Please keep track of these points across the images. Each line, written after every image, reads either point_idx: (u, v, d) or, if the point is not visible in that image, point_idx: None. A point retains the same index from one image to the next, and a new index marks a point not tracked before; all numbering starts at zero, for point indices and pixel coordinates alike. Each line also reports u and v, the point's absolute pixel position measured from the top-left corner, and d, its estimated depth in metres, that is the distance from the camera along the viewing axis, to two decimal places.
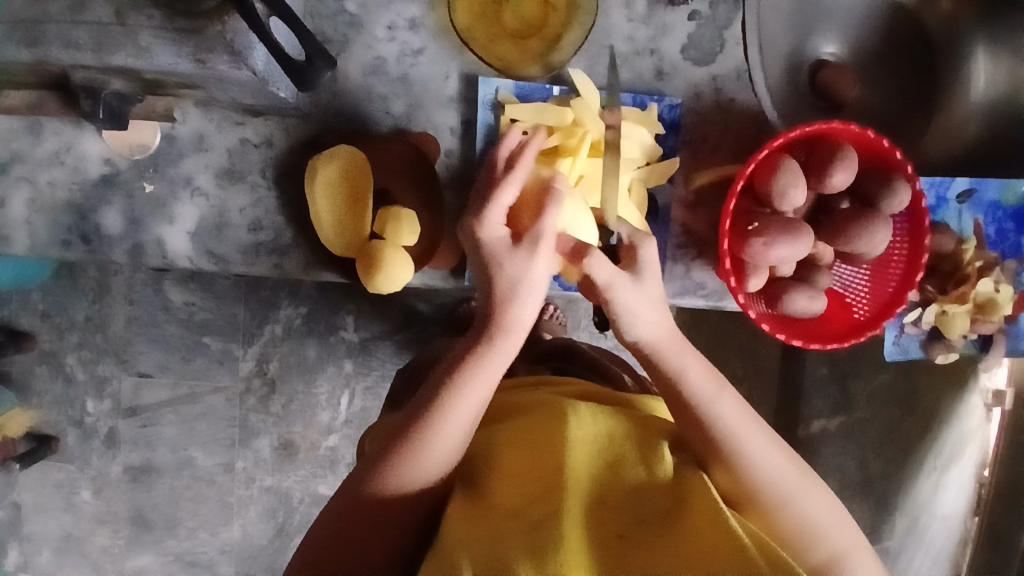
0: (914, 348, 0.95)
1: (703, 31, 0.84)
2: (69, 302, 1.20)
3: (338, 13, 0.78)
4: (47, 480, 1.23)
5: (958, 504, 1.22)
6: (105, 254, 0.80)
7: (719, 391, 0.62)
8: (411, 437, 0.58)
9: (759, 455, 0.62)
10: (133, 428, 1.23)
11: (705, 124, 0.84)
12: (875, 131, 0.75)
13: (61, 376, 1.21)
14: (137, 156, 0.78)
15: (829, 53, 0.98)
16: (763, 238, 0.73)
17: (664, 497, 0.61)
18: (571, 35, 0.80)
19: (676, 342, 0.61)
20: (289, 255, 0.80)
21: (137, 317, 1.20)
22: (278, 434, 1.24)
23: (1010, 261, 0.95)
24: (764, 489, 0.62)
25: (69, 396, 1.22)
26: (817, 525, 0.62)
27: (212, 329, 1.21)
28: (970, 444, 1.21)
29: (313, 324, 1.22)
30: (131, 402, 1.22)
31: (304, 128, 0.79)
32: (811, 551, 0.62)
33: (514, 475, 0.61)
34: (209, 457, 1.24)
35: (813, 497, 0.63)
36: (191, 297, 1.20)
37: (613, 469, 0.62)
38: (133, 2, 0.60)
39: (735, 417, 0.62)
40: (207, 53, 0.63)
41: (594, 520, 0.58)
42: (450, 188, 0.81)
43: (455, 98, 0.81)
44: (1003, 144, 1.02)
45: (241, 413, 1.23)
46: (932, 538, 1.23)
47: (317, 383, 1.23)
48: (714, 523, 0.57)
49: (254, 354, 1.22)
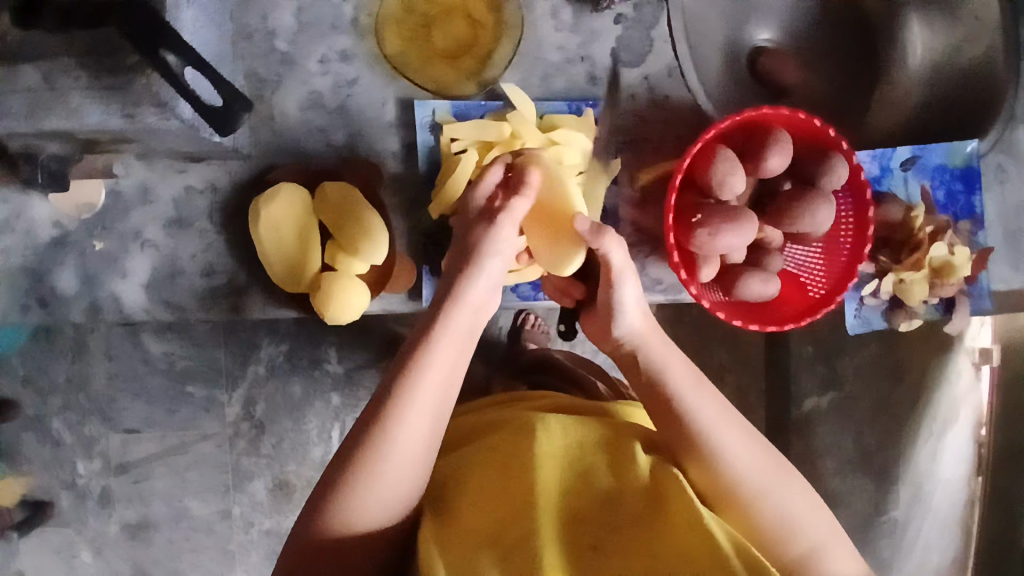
0: (878, 319, 0.97)
1: (633, 33, 0.85)
2: (48, 365, 1.06)
3: (270, 51, 0.78)
4: (45, 547, 1.12)
5: (959, 468, 1.14)
6: (63, 314, 0.80)
7: (689, 382, 0.65)
8: (378, 436, 0.55)
9: (732, 448, 0.62)
10: (124, 485, 1.13)
11: (644, 124, 0.86)
12: (805, 112, 0.77)
13: (49, 441, 1.09)
14: (85, 215, 0.78)
15: (764, 39, 1.01)
16: (707, 227, 0.74)
17: (640, 502, 0.60)
18: (502, 49, 0.82)
19: (654, 337, 0.67)
20: (245, 297, 0.81)
21: (117, 373, 1.07)
22: (272, 475, 1.17)
23: (965, 223, 0.96)
24: (738, 484, 0.61)
25: (58, 457, 1.10)
26: (792, 522, 0.61)
27: (195, 377, 1.12)
28: (963, 406, 1.14)
29: (295, 361, 1.16)
30: (121, 458, 1.12)
31: (247, 169, 0.80)
32: (792, 549, 0.61)
33: (489, 499, 0.60)
34: (204, 506, 1.15)
35: (793, 491, 0.62)
36: (173, 347, 1.09)
37: (585, 479, 0.62)
38: (60, 65, 0.61)
39: (708, 410, 0.63)
40: (135, 107, 0.63)
41: (568, 533, 0.58)
42: (397, 211, 0.82)
43: (393, 124, 0.81)
44: (955, 104, 1.00)
45: (231, 458, 1.15)
46: (938, 505, 1.15)
47: (306, 419, 1.17)
48: (689, 524, 0.56)
49: (240, 398, 1.15)
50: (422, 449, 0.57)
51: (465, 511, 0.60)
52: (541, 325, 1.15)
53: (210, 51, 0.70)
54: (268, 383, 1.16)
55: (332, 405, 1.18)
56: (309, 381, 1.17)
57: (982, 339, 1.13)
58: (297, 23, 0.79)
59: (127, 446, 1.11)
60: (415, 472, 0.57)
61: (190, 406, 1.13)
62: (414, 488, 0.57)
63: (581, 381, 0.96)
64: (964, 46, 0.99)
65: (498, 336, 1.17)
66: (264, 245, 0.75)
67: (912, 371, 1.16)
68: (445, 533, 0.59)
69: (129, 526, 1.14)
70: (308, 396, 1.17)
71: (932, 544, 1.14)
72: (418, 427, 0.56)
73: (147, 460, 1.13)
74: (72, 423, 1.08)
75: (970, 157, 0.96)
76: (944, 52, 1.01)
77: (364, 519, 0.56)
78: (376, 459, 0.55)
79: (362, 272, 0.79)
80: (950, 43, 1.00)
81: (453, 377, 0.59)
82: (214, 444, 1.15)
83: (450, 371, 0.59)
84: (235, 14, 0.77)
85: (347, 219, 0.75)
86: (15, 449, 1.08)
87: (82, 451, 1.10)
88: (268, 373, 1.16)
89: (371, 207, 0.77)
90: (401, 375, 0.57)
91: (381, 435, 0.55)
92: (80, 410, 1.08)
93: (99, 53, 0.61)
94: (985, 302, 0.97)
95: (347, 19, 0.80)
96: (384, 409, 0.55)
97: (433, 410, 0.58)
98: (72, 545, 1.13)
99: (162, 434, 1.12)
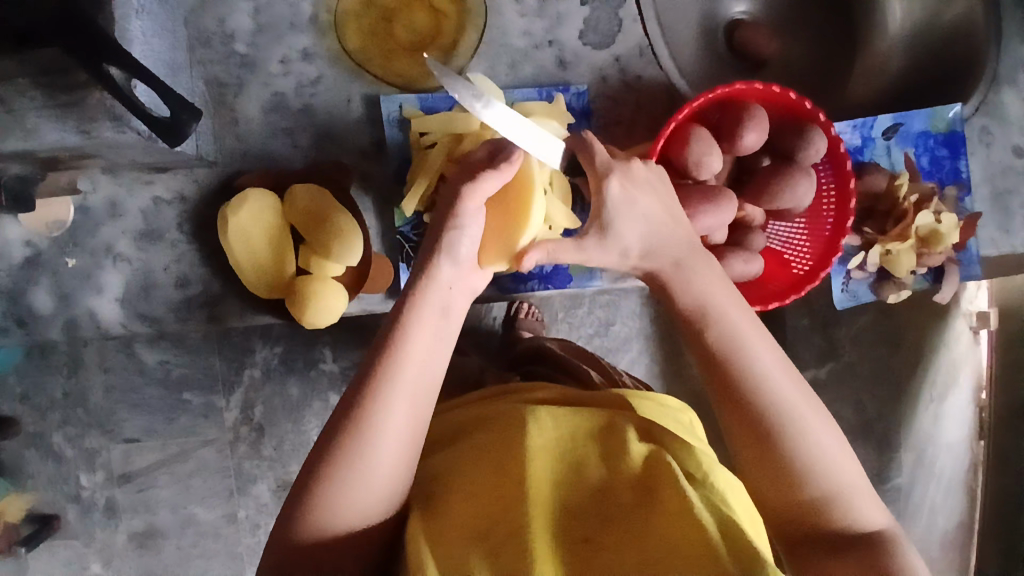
0: (865, 291, 0.96)
1: (598, 14, 0.84)
2: (42, 380, 1.00)
3: (230, 55, 0.78)
4: (53, 560, 1.06)
5: (960, 429, 1.19)
6: (42, 334, 0.79)
7: (721, 305, 0.62)
8: (356, 418, 0.55)
9: (754, 373, 0.59)
10: (130, 495, 1.06)
11: (615, 107, 0.87)
12: (780, 85, 0.76)
13: (51, 456, 1.03)
14: (55, 233, 0.77)
15: (740, 12, 0.98)
16: (686, 210, 0.72)
17: (632, 494, 0.57)
18: (467, 38, 0.81)
19: (680, 260, 0.64)
20: (221, 306, 0.81)
21: (114, 385, 1.01)
22: (275, 476, 1.10)
23: (949, 188, 0.95)
24: (764, 416, 0.58)
25: (62, 472, 1.04)
26: (819, 465, 0.57)
27: (191, 385, 1.04)
28: (964, 369, 1.19)
29: (291, 362, 1.07)
30: (124, 468, 1.05)
31: (215, 176, 0.79)
32: (814, 491, 0.57)
33: (476, 498, 0.58)
34: (211, 511, 1.09)
35: (822, 428, 0.59)
36: (166, 355, 1.02)
37: (576, 470, 0.59)
38: (14, 86, 0.59)
39: (737, 332, 0.61)
40: (91, 123, 0.61)
41: (557, 528, 0.55)
42: (371, 210, 0.82)
43: (361, 121, 0.81)
44: (938, 71, 0.98)
45: (233, 462, 1.08)
46: (942, 468, 1.18)
47: (306, 420, 1.09)
48: (680, 513, 0.54)
49: (238, 403, 1.07)
50: (402, 435, 0.56)
51: (453, 509, 0.58)
52: (535, 312, 1.12)
53: (163, 62, 0.67)
54: (263, 387, 1.07)
55: (329, 404, 1.09)
56: (305, 383, 1.08)
57: (978, 303, 1.16)
58: (255, 24, 0.78)
59: (129, 458, 1.05)
60: (391, 473, 0.56)
61: (189, 414, 1.05)
62: (393, 490, 0.56)
63: (571, 368, 0.93)
64: (946, 7, 0.96)
65: (491, 325, 1.15)
66: (235, 254, 0.74)
67: (908, 338, 1.15)
68: (432, 528, 0.57)
69: (137, 535, 1.07)
70: (305, 396, 1.09)
71: (937, 505, 1.18)
72: (397, 409, 0.56)
73: (149, 470, 1.06)
74: (72, 437, 1.02)
75: (954, 121, 0.94)
76: (926, 14, 0.98)
77: (347, 506, 0.54)
78: (354, 441, 0.54)
79: (338, 274, 0.78)
80: (932, 5, 0.97)
81: (431, 362, 0.58)
82: (215, 449, 1.07)
83: (427, 356, 0.58)
84: (191, 20, 0.77)
85: (320, 222, 0.74)
86: (18, 468, 1.02)
87: (85, 464, 1.04)
88: (264, 378, 1.07)
89: (344, 211, 0.76)
90: (379, 359, 0.57)
91: (359, 415, 0.55)
92: (78, 424, 1.02)
93: (49, 70, 0.59)
94: (975, 269, 0.96)
95: (305, 17, 0.79)
96: (361, 391, 0.55)
97: (412, 393, 0.57)
98: (79, 561, 1.07)
99: (162, 443, 1.05)
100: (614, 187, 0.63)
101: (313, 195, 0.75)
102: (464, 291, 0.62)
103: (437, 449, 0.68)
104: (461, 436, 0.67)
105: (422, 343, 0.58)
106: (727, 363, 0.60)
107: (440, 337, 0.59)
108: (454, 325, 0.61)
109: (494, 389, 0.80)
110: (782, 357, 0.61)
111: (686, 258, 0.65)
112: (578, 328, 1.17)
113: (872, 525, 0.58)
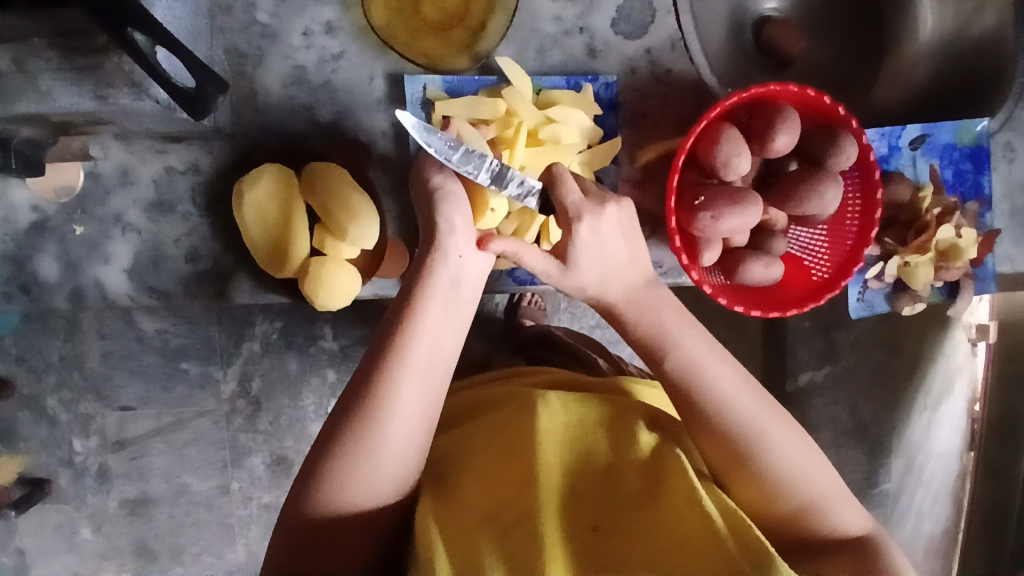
0: (879, 302, 0.95)
1: (631, 3, 0.83)
2: (42, 343, 0.97)
3: (250, 24, 0.75)
4: (45, 523, 1.06)
5: (953, 440, 1.18)
6: (46, 301, 0.77)
7: (679, 331, 0.61)
8: (367, 395, 0.54)
9: (721, 398, 0.58)
10: (122, 463, 1.05)
11: (643, 100, 0.85)
12: (815, 88, 0.75)
13: (45, 420, 1.01)
14: (63, 199, 0.76)
15: (769, 9, 0.96)
16: (710, 211, 0.71)
17: (639, 482, 0.56)
18: (496, 20, 0.77)
19: (635, 298, 0.62)
20: (230, 283, 0.80)
21: (112, 351, 0.98)
22: (270, 450, 1.09)
23: (971, 203, 0.94)
24: (731, 438, 0.57)
25: (55, 436, 1.02)
26: (793, 474, 0.57)
27: (189, 354, 1.02)
28: (958, 380, 1.15)
29: (291, 337, 1.05)
30: (118, 435, 1.04)
31: (229, 149, 0.77)
32: (788, 503, 0.57)
33: (488, 478, 0.57)
34: (204, 482, 1.08)
35: (794, 440, 0.59)
36: (167, 324, 0.99)
37: (581, 456, 0.58)
38: (28, 46, 0.56)
39: (693, 347, 0.60)
40: (108, 88, 0.59)
41: (565, 516, 0.54)
42: (387, 192, 0.81)
43: (382, 100, 0.79)
44: (967, 80, 0.95)
45: (229, 434, 1.07)
46: (931, 475, 1.18)
47: (302, 396, 1.08)
48: (689, 503, 0.53)
49: (236, 374, 1.05)
50: (417, 414, 0.55)
51: (467, 492, 0.57)
52: (541, 299, 1.10)
53: (184, 27, 0.65)
54: (262, 360, 1.05)
55: (328, 381, 1.08)
56: (303, 359, 1.07)
57: (980, 315, 1.12)
58: None
59: (125, 427, 1.04)
60: (405, 455, 0.55)
61: (185, 385, 1.03)
62: (407, 469, 0.55)
63: (580, 357, 0.93)
64: (975, 17, 0.93)
65: (494, 311, 1.11)
66: (249, 233, 0.72)
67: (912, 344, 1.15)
68: (444, 514, 0.54)
69: (129, 502, 1.07)
70: (304, 372, 1.07)
71: (924, 512, 1.18)
72: (410, 388, 0.54)
73: (144, 438, 1.05)
74: (66, 404, 1.01)
75: (981, 135, 0.93)
76: (960, 19, 0.95)
77: (360, 485, 0.53)
78: (365, 418, 0.53)
79: (353, 256, 0.76)
80: (967, 10, 0.94)
81: (444, 343, 0.57)
82: (211, 420, 1.06)
83: (440, 339, 0.57)
84: None
85: (338, 203, 0.72)
86: (13, 430, 1.00)
87: (79, 431, 1.03)
88: (263, 351, 1.05)
89: (360, 192, 0.75)
90: (389, 341, 0.56)
91: (371, 395, 0.54)
92: (74, 390, 1.00)
93: (68, 32, 0.56)
94: (990, 285, 0.96)
95: None
96: (373, 365, 0.54)
97: (423, 374, 0.55)
98: (70, 525, 1.06)
99: (158, 412, 1.04)
100: (587, 227, 0.60)
101: (331, 175, 0.74)
102: (473, 272, 0.60)
103: (446, 429, 0.67)
104: (469, 417, 0.66)
105: (432, 324, 0.57)
106: (690, 390, 0.58)
107: (451, 318, 0.58)
108: (465, 305, 0.60)
109: (502, 371, 0.79)
110: (744, 373, 0.61)
111: (643, 295, 0.62)
112: (581, 319, 1.15)
113: (853, 524, 0.59)
